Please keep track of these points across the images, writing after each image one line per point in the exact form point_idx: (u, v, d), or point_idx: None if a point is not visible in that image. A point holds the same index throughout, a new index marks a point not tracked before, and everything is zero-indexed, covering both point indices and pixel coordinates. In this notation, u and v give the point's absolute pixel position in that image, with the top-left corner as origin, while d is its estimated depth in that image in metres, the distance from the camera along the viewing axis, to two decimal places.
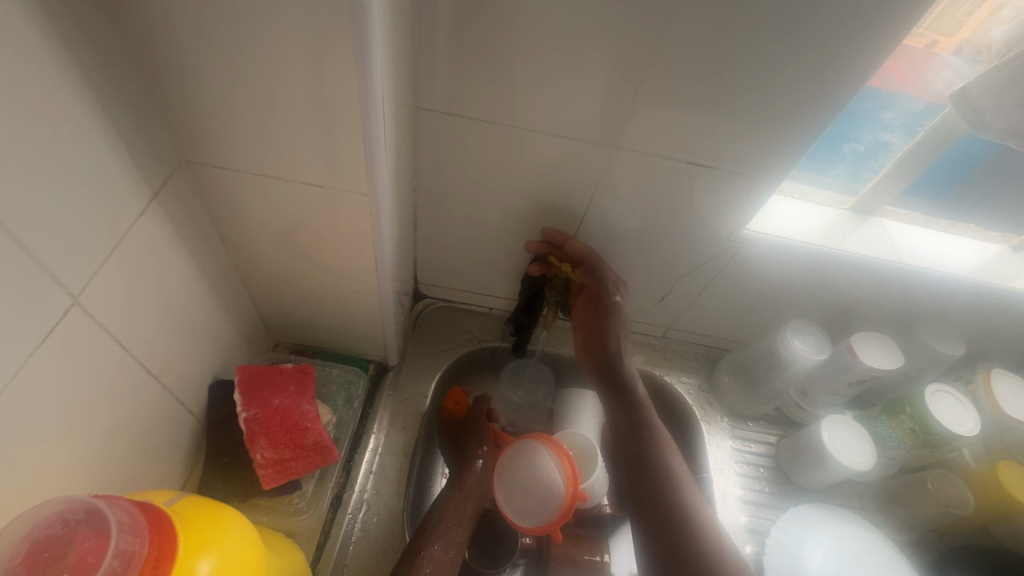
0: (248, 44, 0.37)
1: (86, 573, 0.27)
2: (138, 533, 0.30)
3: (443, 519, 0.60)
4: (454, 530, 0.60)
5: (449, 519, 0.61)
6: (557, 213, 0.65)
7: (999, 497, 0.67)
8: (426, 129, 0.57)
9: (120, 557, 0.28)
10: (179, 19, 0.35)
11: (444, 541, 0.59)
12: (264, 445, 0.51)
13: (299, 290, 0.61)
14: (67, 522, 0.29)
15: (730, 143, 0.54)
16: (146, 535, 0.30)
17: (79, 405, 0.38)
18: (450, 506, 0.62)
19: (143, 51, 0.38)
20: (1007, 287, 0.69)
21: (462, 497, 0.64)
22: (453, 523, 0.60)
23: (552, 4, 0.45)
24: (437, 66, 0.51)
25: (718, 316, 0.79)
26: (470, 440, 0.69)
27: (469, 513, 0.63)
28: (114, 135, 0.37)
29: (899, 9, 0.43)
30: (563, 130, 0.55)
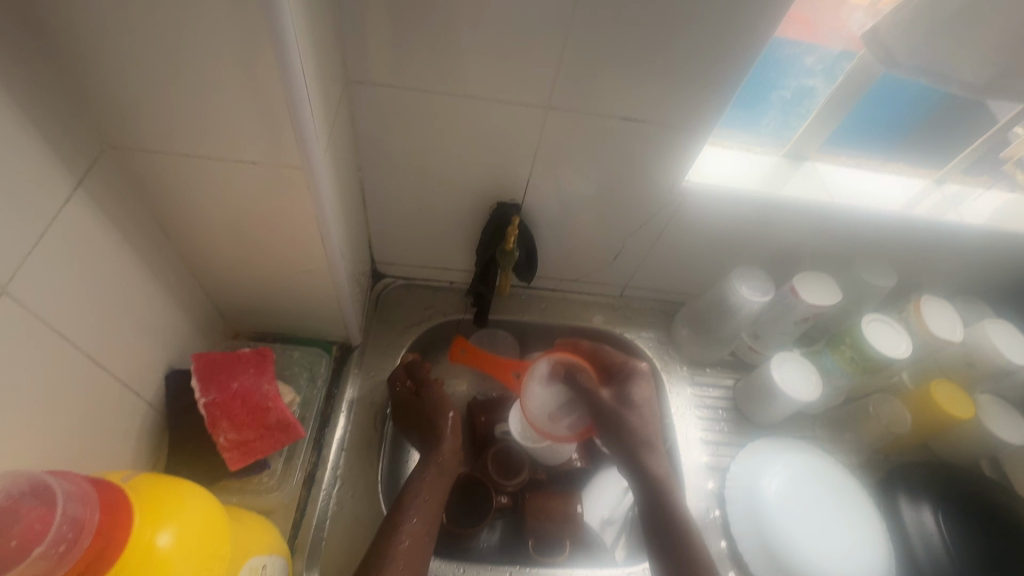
0: (157, 17, 0.36)
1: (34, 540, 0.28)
2: (88, 501, 0.31)
3: (415, 495, 0.60)
4: (430, 503, 0.60)
5: (422, 495, 0.60)
6: (503, 181, 0.66)
7: (932, 412, 0.73)
8: (361, 103, 0.57)
9: (70, 524, 0.29)
10: None
11: (420, 515, 0.58)
12: (226, 428, 0.52)
13: (249, 276, 0.60)
14: (14, 493, 0.29)
15: (660, 97, 0.56)
16: (96, 503, 0.31)
17: (23, 396, 0.38)
18: (422, 482, 0.61)
19: (45, 33, 0.36)
20: (933, 216, 0.73)
21: (436, 473, 0.63)
22: (428, 496, 0.60)
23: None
24: (366, 37, 0.51)
25: (670, 272, 0.82)
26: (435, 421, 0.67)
27: (443, 486, 0.62)
28: (27, 120, 0.36)
29: None
30: (496, 94, 0.56)
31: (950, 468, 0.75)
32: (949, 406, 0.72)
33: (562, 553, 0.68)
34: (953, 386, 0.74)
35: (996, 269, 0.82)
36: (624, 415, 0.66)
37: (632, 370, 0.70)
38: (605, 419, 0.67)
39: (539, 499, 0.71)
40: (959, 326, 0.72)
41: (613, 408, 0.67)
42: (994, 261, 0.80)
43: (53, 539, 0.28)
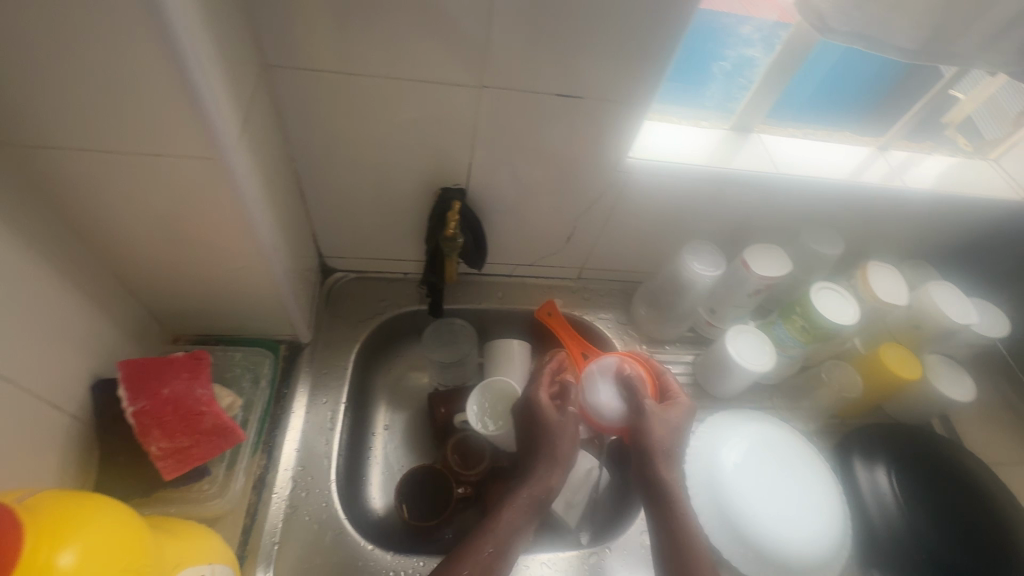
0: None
1: None
2: None
3: (505, 524, 0.61)
4: (512, 528, 0.61)
5: (512, 524, 0.61)
6: (444, 166, 0.65)
7: (882, 376, 0.75)
8: (283, 89, 0.54)
9: None
10: None
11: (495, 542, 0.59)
12: (158, 437, 0.49)
13: (178, 278, 0.57)
14: None
15: (595, 72, 0.55)
16: None
17: None
18: (517, 508, 0.62)
19: None
20: (888, 180, 0.74)
21: (530, 500, 0.63)
22: (522, 514, 0.62)
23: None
24: (278, 17, 0.48)
25: (624, 251, 0.81)
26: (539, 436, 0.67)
27: (532, 515, 0.63)
28: None
29: None
30: (425, 74, 0.54)
31: (902, 429, 0.77)
32: (898, 368, 0.73)
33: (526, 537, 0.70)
34: (902, 348, 0.76)
35: (942, 233, 0.84)
36: (651, 431, 0.64)
37: (676, 400, 0.68)
38: (640, 430, 0.64)
39: (501, 487, 0.70)
40: (904, 290, 0.73)
41: (651, 423, 0.64)
42: (939, 225, 0.82)
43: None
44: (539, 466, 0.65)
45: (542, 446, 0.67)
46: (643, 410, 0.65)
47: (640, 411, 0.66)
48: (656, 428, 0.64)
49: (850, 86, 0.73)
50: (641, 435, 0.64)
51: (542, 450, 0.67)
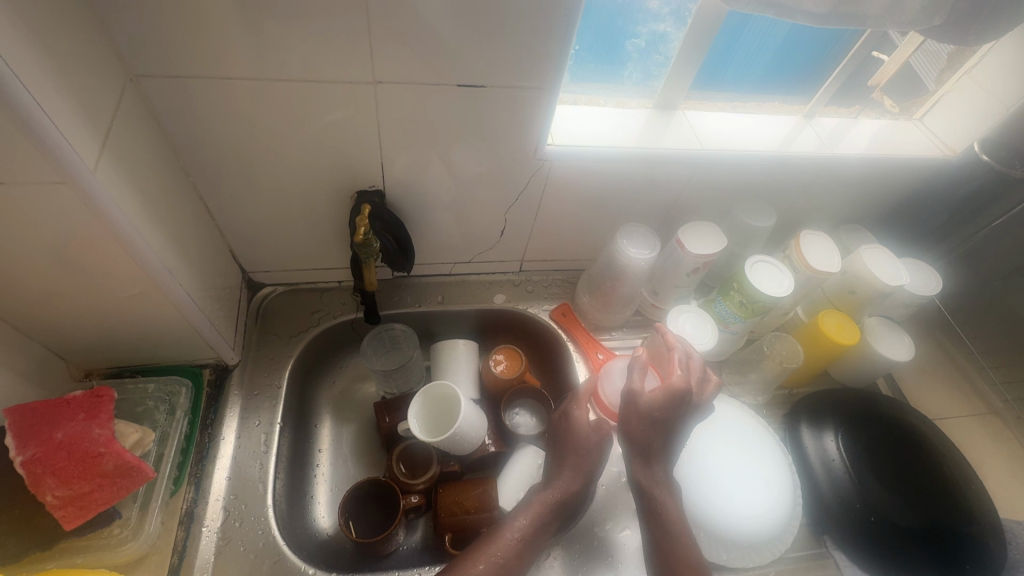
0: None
1: None
2: None
3: (514, 524, 0.59)
4: (523, 528, 0.59)
5: (519, 523, 0.59)
6: (354, 168, 0.62)
7: (822, 343, 0.75)
8: (160, 100, 0.50)
9: None
10: None
11: (508, 542, 0.58)
12: (53, 485, 0.46)
13: (67, 312, 0.53)
14: None
15: (493, 60, 0.52)
16: None
17: None
18: (529, 508, 0.61)
19: None
20: (818, 151, 0.73)
21: (544, 501, 0.62)
22: (539, 517, 0.60)
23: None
24: (133, 20, 0.44)
25: (559, 240, 0.80)
26: (565, 435, 0.68)
27: (546, 516, 0.61)
28: None
29: None
30: (312, 74, 0.50)
31: (846, 394, 0.77)
32: (836, 334, 0.74)
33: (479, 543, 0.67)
34: (840, 315, 0.76)
35: (873, 196, 0.84)
36: (654, 410, 0.61)
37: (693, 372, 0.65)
38: (647, 415, 0.61)
39: (450, 493, 0.68)
40: (837, 258, 0.73)
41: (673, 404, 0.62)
42: (869, 188, 0.82)
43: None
44: (564, 468, 0.64)
45: (565, 450, 0.66)
46: (632, 395, 0.63)
47: (637, 396, 0.63)
48: (654, 405, 0.62)
49: (768, 57, 0.72)
50: (629, 418, 0.63)
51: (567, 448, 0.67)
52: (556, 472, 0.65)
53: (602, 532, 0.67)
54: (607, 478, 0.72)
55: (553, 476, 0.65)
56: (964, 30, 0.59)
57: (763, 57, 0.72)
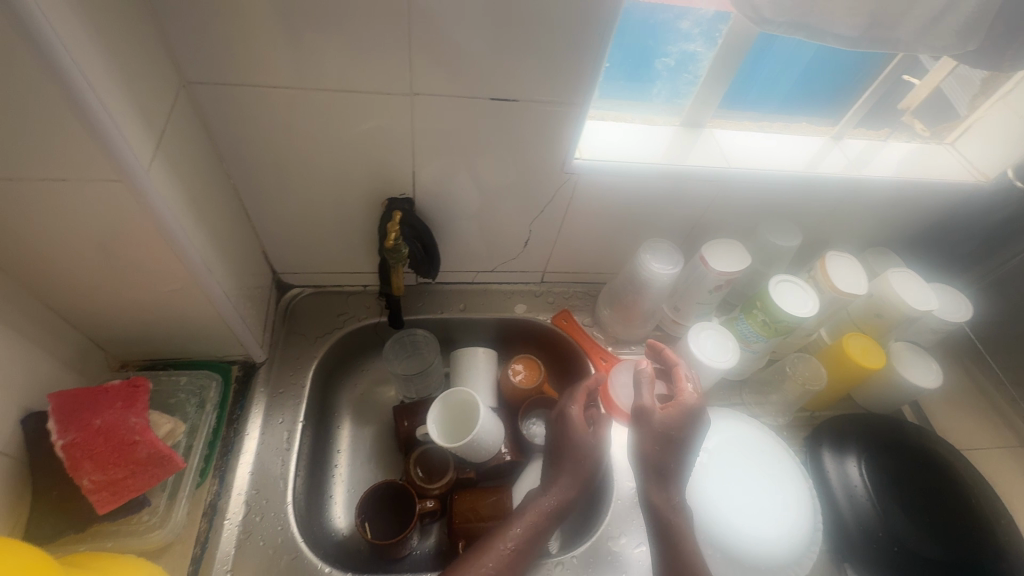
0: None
1: None
2: None
3: (508, 535, 0.59)
4: (520, 537, 0.60)
5: (513, 535, 0.60)
6: (387, 176, 0.63)
7: (846, 365, 0.74)
8: (210, 106, 0.53)
9: None
10: None
11: (501, 549, 0.58)
12: (89, 470, 0.48)
13: (109, 303, 0.55)
14: None
15: (526, 75, 0.54)
16: None
17: None
18: (524, 519, 0.61)
19: None
20: (846, 172, 0.73)
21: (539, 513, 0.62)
22: (538, 523, 0.61)
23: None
24: (190, 28, 0.46)
25: (582, 252, 0.81)
26: (564, 443, 0.68)
27: (541, 530, 0.61)
28: None
29: None
30: (352, 85, 0.53)
31: (868, 419, 0.76)
32: (861, 357, 0.73)
33: None
34: (866, 338, 0.75)
35: (902, 220, 0.84)
36: (664, 423, 0.61)
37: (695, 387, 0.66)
38: (663, 429, 0.61)
39: (465, 498, 0.69)
40: (863, 281, 0.72)
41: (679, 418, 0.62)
42: (898, 212, 0.81)
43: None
44: (563, 472, 0.65)
45: (563, 458, 0.66)
46: (646, 408, 0.62)
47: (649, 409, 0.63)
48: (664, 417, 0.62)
49: (798, 79, 0.72)
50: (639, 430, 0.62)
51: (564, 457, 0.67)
52: (555, 478, 0.65)
53: (616, 547, 0.67)
54: (622, 491, 0.71)
55: (552, 484, 0.65)
56: (998, 56, 0.59)
57: (793, 79, 0.72)
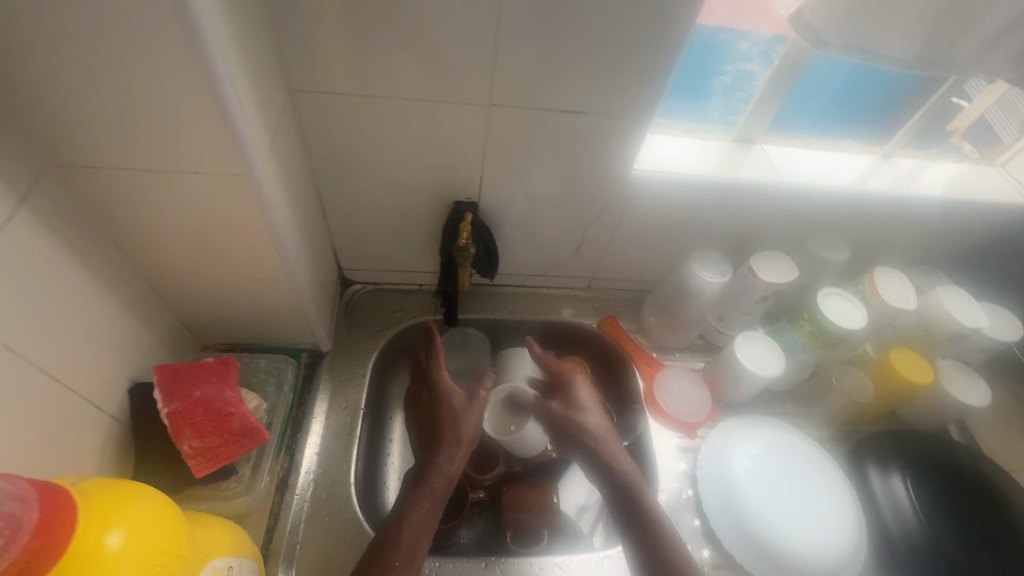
0: (71, 31, 0.36)
1: None
2: (25, 499, 0.30)
3: (409, 523, 0.57)
4: (428, 514, 0.58)
5: (417, 521, 0.57)
6: (456, 180, 0.68)
7: (892, 379, 0.75)
8: (307, 111, 0.59)
9: (7, 520, 0.29)
10: (10, 34, 0.35)
11: (416, 528, 0.57)
12: (190, 436, 0.53)
13: (206, 288, 0.61)
14: None
15: (596, 89, 0.58)
16: (35, 501, 0.30)
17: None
18: (418, 504, 0.59)
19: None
20: (895, 190, 0.75)
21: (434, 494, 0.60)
22: (434, 502, 0.59)
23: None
24: (302, 42, 0.52)
25: (631, 260, 0.84)
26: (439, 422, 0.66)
27: (439, 506, 0.59)
28: None
29: None
30: (436, 95, 0.58)
31: (915, 435, 0.76)
32: (908, 371, 0.74)
33: (539, 542, 0.69)
34: (913, 354, 0.76)
35: (950, 238, 0.84)
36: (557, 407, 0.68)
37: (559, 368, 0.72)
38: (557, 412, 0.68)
39: (513, 491, 0.71)
40: (912, 296, 0.74)
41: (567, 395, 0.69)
42: (946, 230, 0.82)
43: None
44: (442, 451, 0.63)
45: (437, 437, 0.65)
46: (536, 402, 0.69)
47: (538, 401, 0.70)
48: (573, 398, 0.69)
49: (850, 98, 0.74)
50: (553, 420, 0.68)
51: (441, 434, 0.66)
52: (431, 459, 0.63)
53: None
54: (666, 491, 0.73)
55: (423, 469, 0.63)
56: None
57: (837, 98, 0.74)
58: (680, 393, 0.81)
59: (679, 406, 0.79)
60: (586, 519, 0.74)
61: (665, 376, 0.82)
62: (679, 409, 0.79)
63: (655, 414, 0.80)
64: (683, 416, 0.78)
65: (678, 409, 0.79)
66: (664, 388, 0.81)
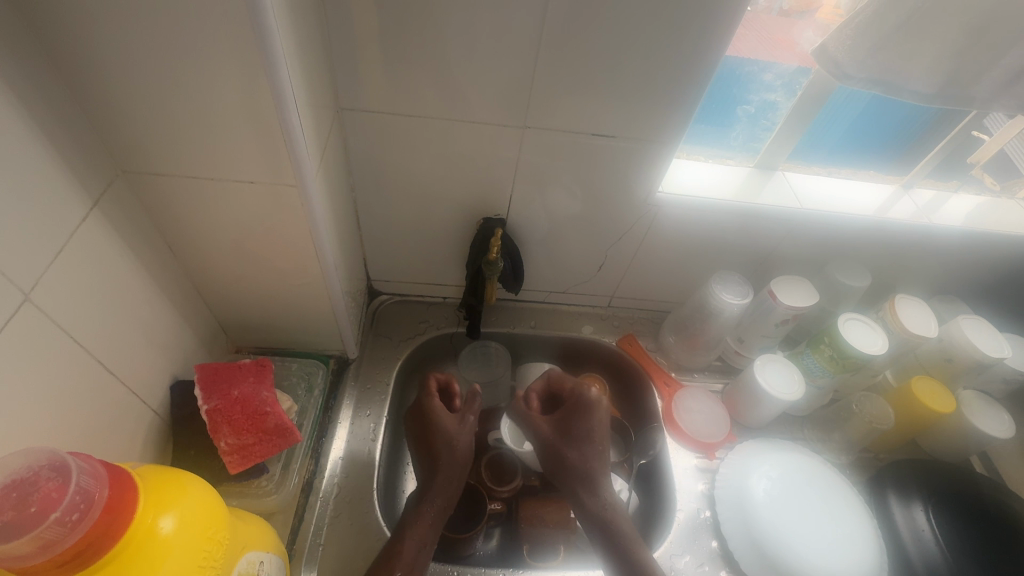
0: (158, 53, 0.39)
1: (51, 506, 0.30)
2: (97, 476, 0.33)
3: (411, 537, 0.59)
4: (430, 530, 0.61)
5: (418, 537, 0.59)
6: (487, 197, 0.71)
7: (913, 407, 0.75)
8: (352, 128, 0.62)
9: (81, 494, 0.31)
10: (102, 54, 0.39)
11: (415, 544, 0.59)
12: (227, 433, 0.56)
13: (247, 292, 0.63)
14: (33, 468, 0.32)
15: (626, 115, 0.61)
16: (104, 479, 0.33)
17: (55, 401, 0.42)
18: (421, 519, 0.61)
19: (77, 83, 0.41)
20: (914, 220, 0.76)
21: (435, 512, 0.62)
22: (429, 521, 0.61)
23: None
24: (354, 64, 0.56)
25: (652, 279, 0.85)
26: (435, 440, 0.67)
27: (440, 523, 0.61)
28: (59, 158, 0.40)
29: None
30: (474, 117, 0.61)
31: (937, 464, 0.75)
32: (929, 400, 0.74)
33: (555, 557, 0.69)
34: (935, 383, 0.76)
35: (970, 268, 0.85)
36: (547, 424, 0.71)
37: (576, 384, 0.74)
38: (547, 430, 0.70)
39: (532, 505, 0.72)
40: (933, 324, 0.74)
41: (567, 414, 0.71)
42: (968, 260, 0.83)
43: (68, 507, 0.31)
44: (440, 472, 0.64)
45: (435, 455, 0.66)
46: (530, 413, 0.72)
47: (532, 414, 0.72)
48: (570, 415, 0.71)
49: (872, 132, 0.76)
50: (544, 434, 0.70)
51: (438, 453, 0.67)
52: (429, 479, 0.64)
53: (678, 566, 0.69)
54: (683, 510, 0.73)
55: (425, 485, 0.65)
56: None
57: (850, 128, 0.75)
58: (698, 413, 0.81)
59: (695, 425, 0.80)
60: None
61: (683, 395, 0.83)
62: (695, 428, 0.80)
63: (670, 430, 0.80)
64: (700, 435, 0.79)
65: (694, 428, 0.79)
66: (682, 407, 0.81)
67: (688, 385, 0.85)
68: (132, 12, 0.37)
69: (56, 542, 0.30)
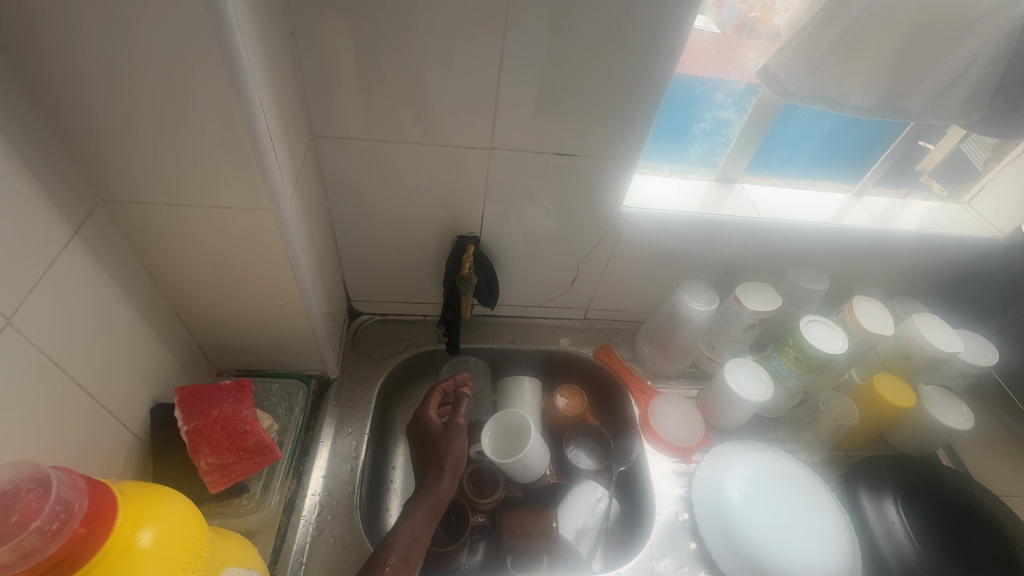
0: (136, 88, 0.42)
1: (32, 515, 0.31)
2: (76, 487, 0.34)
3: (403, 531, 0.59)
4: (423, 522, 0.61)
5: (412, 530, 0.59)
6: (460, 216, 0.74)
7: (877, 403, 0.78)
8: (326, 154, 0.65)
9: (62, 503, 0.33)
10: (83, 90, 0.42)
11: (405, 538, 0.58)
12: (207, 452, 0.57)
13: (226, 315, 0.65)
14: (13, 480, 0.33)
15: (587, 134, 0.65)
16: (84, 489, 0.34)
17: (36, 422, 0.43)
18: (413, 515, 0.61)
19: (58, 118, 0.43)
20: (869, 224, 0.80)
21: (429, 509, 0.62)
22: (423, 515, 0.61)
23: (411, 22, 0.54)
24: (327, 95, 0.59)
25: (624, 290, 0.88)
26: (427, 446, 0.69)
27: (433, 522, 0.61)
28: (40, 188, 0.42)
29: (678, 18, 0.55)
30: (443, 140, 0.64)
31: (904, 459, 0.78)
32: (891, 396, 0.77)
33: (539, 567, 0.69)
34: (895, 378, 0.80)
35: (925, 269, 0.89)
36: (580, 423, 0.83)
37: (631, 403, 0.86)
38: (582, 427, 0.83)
39: (516, 516, 0.72)
40: (889, 322, 0.78)
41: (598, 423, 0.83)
42: (921, 261, 0.87)
43: (48, 517, 0.32)
44: (430, 472, 0.65)
45: (428, 459, 0.67)
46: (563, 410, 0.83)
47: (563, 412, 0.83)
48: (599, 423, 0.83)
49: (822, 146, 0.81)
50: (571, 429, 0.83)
51: (431, 456, 0.67)
52: (421, 480, 0.65)
53: (660, 568, 0.70)
54: (661, 512, 0.75)
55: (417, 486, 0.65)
56: (1003, 125, 0.66)
57: (809, 143, 0.80)
58: (672, 419, 0.84)
59: (670, 432, 0.82)
60: (585, 543, 0.73)
61: (658, 404, 0.85)
62: (670, 434, 0.82)
63: (645, 437, 0.82)
64: (674, 440, 0.81)
65: (667, 434, 0.82)
66: (657, 414, 0.84)
67: (663, 394, 0.87)
68: (113, 53, 0.40)
69: (36, 551, 0.31)
